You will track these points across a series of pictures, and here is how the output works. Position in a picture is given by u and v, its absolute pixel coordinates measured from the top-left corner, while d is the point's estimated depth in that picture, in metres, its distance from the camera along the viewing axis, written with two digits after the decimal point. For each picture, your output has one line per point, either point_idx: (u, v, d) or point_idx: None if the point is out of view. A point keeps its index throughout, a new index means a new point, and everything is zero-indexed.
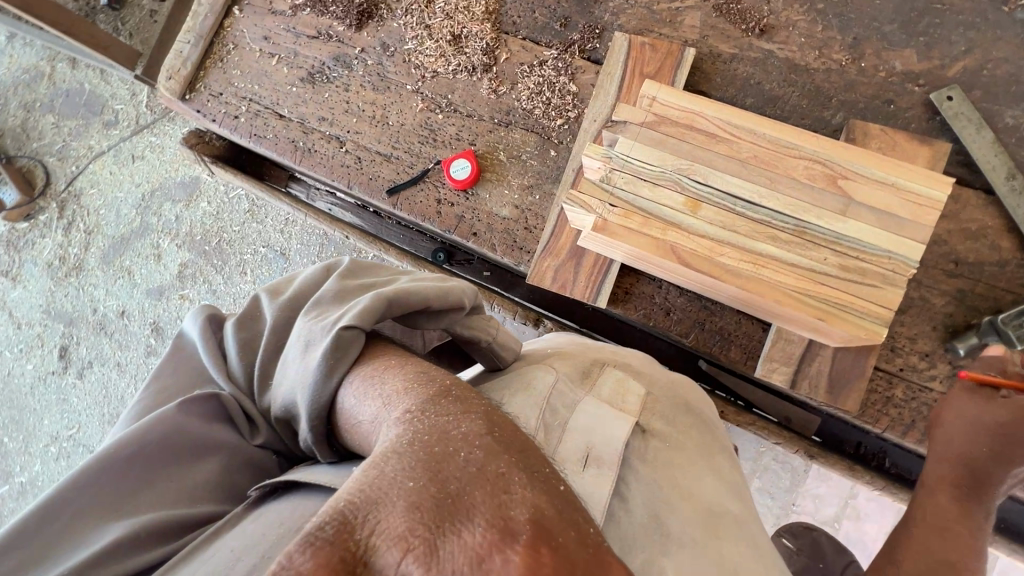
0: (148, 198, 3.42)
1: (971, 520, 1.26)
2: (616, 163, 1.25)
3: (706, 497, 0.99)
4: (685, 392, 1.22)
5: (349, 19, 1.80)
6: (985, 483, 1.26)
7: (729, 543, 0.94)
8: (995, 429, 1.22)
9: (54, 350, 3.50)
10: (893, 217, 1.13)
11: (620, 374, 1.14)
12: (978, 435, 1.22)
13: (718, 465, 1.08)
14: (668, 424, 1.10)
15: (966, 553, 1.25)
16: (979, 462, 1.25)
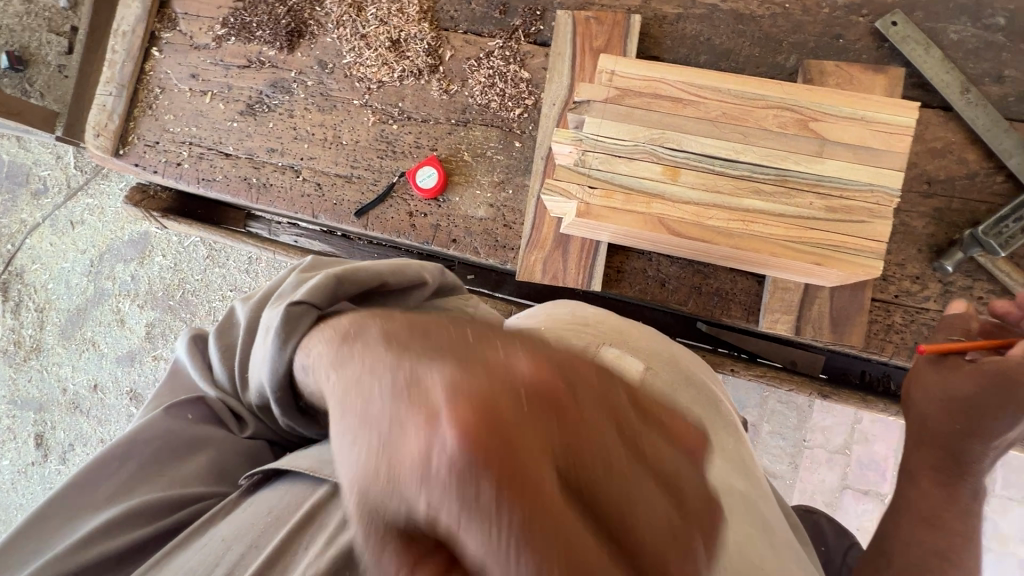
0: (99, 262, 3.23)
1: (958, 504, 1.14)
2: (588, 144, 1.22)
3: (717, 479, 0.81)
4: (683, 357, 1.02)
5: (279, 41, 1.71)
6: (965, 462, 1.13)
7: (732, 534, 0.79)
8: (962, 402, 1.10)
9: (29, 440, 3.30)
10: (868, 150, 1.13)
11: (616, 349, 0.90)
12: (945, 409, 1.13)
13: (721, 440, 0.90)
14: (672, 397, 0.88)
15: (959, 540, 1.12)
16: (954, 438, 1.13)
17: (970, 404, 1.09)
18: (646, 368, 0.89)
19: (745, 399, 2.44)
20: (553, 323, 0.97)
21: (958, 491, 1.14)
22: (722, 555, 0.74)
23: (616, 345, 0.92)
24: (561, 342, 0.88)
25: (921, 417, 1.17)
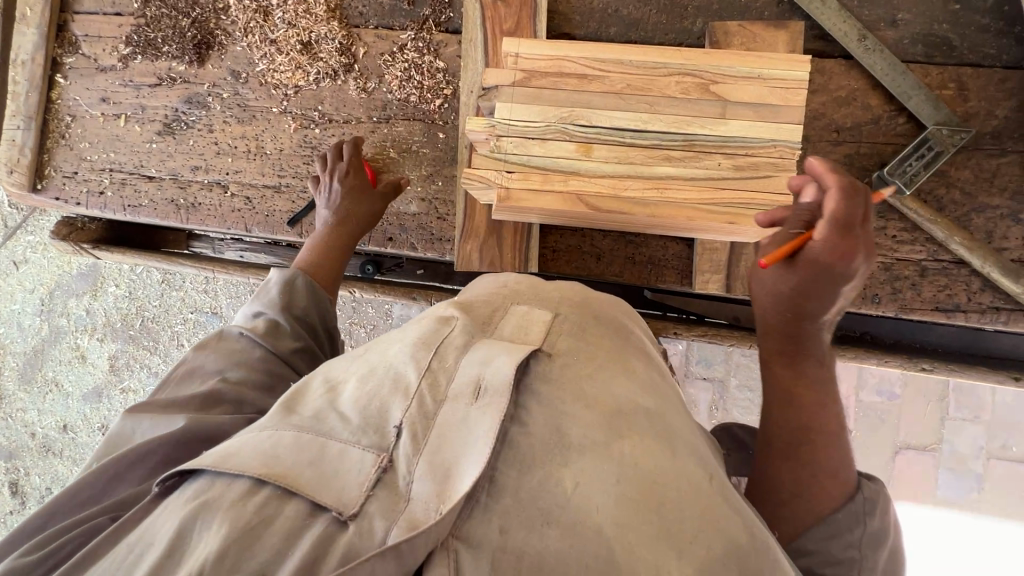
0: (49, 300, 3.12)
1: (811, 390, 1.05)
2: (500, 129, 1.23)
3: (618, 399, 0.77)
4: (598, 302, 1.01)
5: (187, 55, 1.66)
6: (808, 346, 1.05)
7: (638, 450, 0.71)
8: (796, 293, 0.99)
9: (4, 490, 3.23)
10: (767, 107, 1.16)
11: (523, 308, 0.91)
12: (779, 301, 1.03)
13: (632, 367, 0.86)
14: (575, 339, 0.87)
15: (824, 423, 1.04)
16: (794, 326, 1.04)
17: (802, 293, 0.98)
18: (551, 317, 0.89)
19: None
20: (468, 298, 0.98)
21: (805, 375, 1.06)
22: (621, 470, 0.68)
23: (525, 303, 0.93)
24: (468, 313, 0.90)
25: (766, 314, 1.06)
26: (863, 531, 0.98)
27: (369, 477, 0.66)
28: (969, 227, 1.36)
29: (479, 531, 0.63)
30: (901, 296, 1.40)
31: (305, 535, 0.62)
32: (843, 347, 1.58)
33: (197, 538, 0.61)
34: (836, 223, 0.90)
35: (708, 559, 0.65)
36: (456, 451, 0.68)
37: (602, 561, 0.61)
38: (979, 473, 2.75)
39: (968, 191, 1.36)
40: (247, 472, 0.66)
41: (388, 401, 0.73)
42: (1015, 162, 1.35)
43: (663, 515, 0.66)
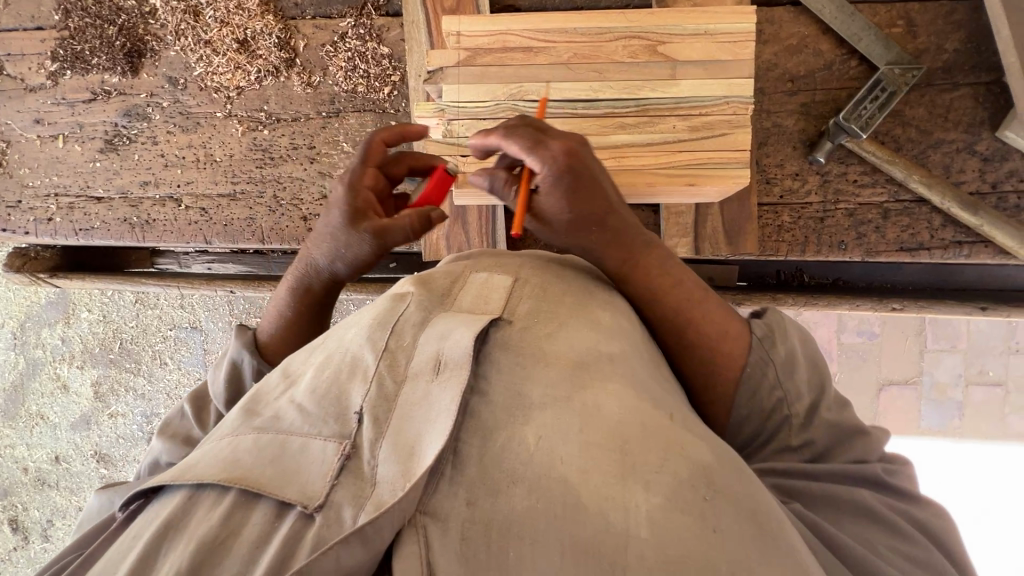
0: (21, 333, 3.04)
1: (667, 279, 0.98)
2: (450, 112, 1.20)
3: (578, 353, 0.79)
4: (559, 264, 1.00)
5: (119, 66, 1.59)
6: (633, 241, 0.99)
7: (599, 398, 0.72)
8: (574, 219, 0.97)
9: (4, 527, 3.19)
10: (717, 64, 1.14)
11: (483, 275, 0.91)
12: (577, 241, 0.99)
13: (595, 316, 0.87)
14: (538, 300, 0.88)
15: (696, 298, 0.98)
16: (604, 245, 0.98)
17: (581, 214, 0.96)
18: (511, 282, 0.90)
19: None
20: (431, 271, 0.98)
21: (648, 270, 0.99)
22: (583, 419, 0.69)
23: (484, 270, 0.94)
24: (426, 286, 0.90)
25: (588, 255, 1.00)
26: (777, 365, 0.93)
27: (332, 466, 0.66)
28: (927, 164, 1.37)
29: (447, 503, 0.62)
30: (866, 241, 1.41)
31: (273, 535, 0.61)
32: (817, 295, 1.60)
33: (163, 555, 0.61)
34: (527, 150, 0.96)
35: (677, 486, 0.65)
36: (420, 427, 0.68)
37: (569, 508, 0.61)
38: (959, 400, 2.85)
39: (923, 129, 1.36)
40: (208, 483, 0.66)
41: (348, 389, 0.74)
42: (967, 95, 1.35)
43: (628, 453, 0.67)
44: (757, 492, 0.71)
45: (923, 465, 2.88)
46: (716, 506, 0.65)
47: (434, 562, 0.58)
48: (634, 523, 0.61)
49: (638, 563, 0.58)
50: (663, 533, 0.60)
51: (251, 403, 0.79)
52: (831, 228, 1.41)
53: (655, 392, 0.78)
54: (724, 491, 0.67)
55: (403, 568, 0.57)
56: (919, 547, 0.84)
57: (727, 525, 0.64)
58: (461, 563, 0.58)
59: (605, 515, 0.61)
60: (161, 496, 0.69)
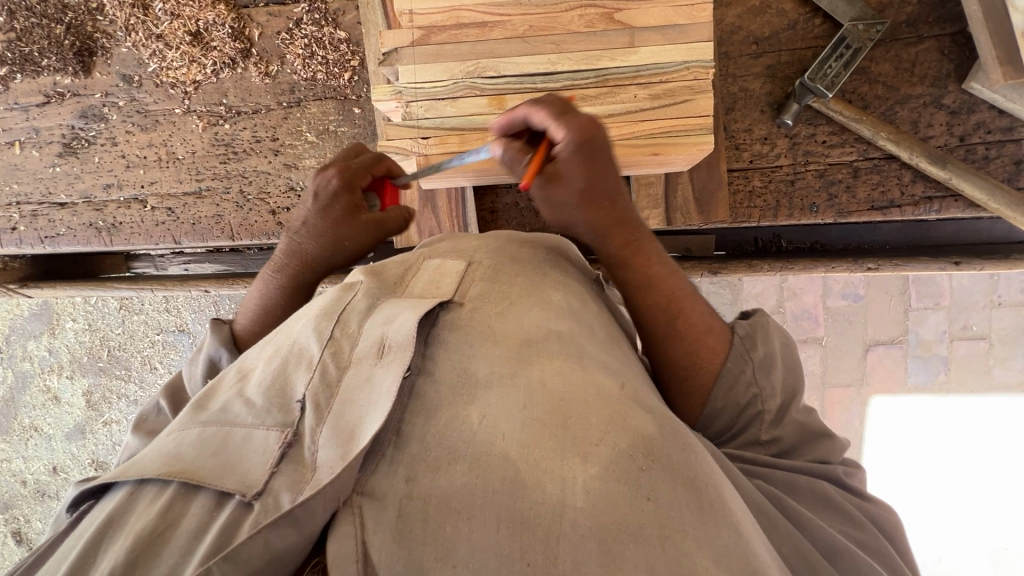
0: (7, 346, 3.01)
1: (659, 266, 1.02)
2: (407, 95, 1.18)
3: (528, 332, 0.84)
4: (515, 244, 1.06)
5: (70, 66, 1.54)
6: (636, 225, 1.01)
7: (544, 374, 0.76)
8: (589, 191, 0.94)
9: (9, 540, 3.20)
10: (675, 28, 1.12)
11: (436, 263, 0.98)
12: (579, 214, 0.97)
13: (547, 297, 0.93)
14: (488, 280, 0.94)
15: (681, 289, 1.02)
16: (609, 222, 0.98)
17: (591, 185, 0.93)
18: (465, 265, 0.98)
19: None
20: (381, 264, 1.05)
21: (643, 254, 1.01)
22: (528, 396, 0.73)
23: (438, 258, 1.01)
24: (376, 278, 0.96)
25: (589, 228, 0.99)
26: (754, 365, 0.99)
27: (273, 454, 0.69)
28: (895, 120, 1.36)
29: (385, 482, 0.65)
30: (837, 202, 1.40)
31: (211, 525, 0.63)
32: (794, 260, 1.60)
33: (104, 551, 0.63)
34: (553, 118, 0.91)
35: (617, 456, 0.68)
36: (360, 410, 0.72)
37: (507, 482, 0.64)
38: (944, 356, 2.88)
39: (889, 85, 1.35)
40: (151, 478, 0.68)
41: (295, 378, 0.78)
42: (933, 48, 1.33)
43: (570, 426, 0.70)
44: (695, 459, 0.74)
45: (911, 422, 2.92)
46: (654, 474, 0.68)
47: (368, 540, 0.60)
48: (570, 493, 0.64)
49: (571, 530, 0.61)
50: (598, 501, 0.64)
51: (201, 399, 0.83)
52: (803, 190, 1.41)
53: (602, 366, 0.83)
54: (664, 459, 0.71)
55: (337, 551, 0.59)
56: (872, 535, 0.91)
57: (663, 492, 0.67)
58: (395, 539, 0.60)
59: (542, 486, 0.64)
60: (106, 496, 0.72)
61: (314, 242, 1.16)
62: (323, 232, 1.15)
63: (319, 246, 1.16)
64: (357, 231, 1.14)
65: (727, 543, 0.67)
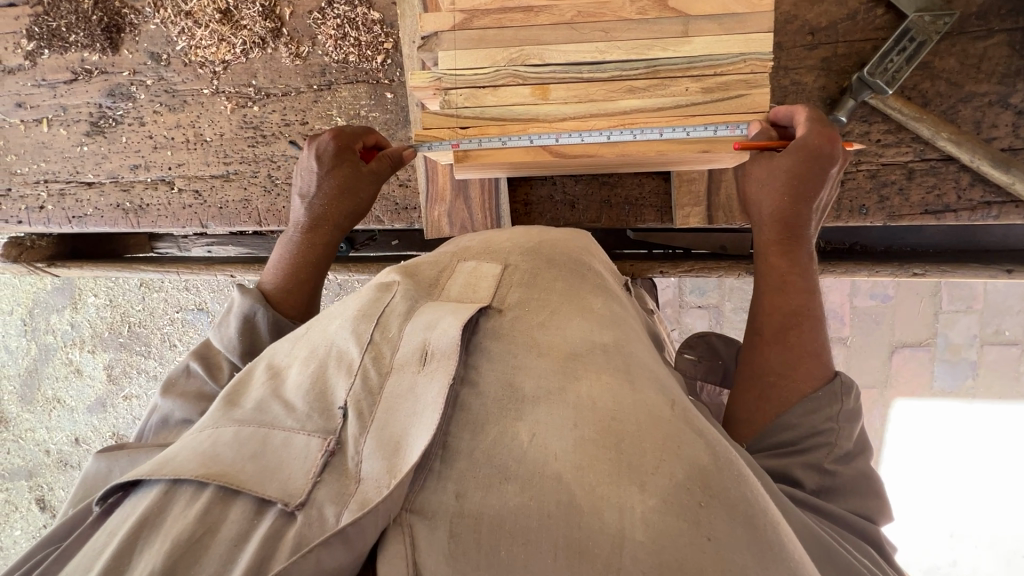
0: (31, 319, 3.04)
1: (795, 284, 1.06)
2: (446, 82, 1.14)
3: (573, 344, 0.80)
4: (551, 246, 1.03)
5: (98, 42, 1.51)
6: (805, 228, 1.08)
7: (594, 391, 0.73)
8: (791, 175, 1.04)
9: (32, 506, 3.28)
10: (733, 18, 1.05)
11: (472, 265, 0.96)
12: (776, 192, 1.06)
13: (589, 306, 0.90)
14: (527, 287, 0.91)
15: (804, 308, 1.05)
16: (791, 209, 1.07)
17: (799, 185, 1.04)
18: (500, 270, 0.95)
19: None
20: (414, 263, 1.02)
21: (799, 263, 1.07)
22: (578, 415, 0.70)
23: (473, 260, 0.99)
24: (413, 278, 0.94)
25: (768, 214, 1.08)
26: (842, 409, 0.95)
27: (315, 463, 0.69)
28: (956, 120, 1.29)
29: (434, 499, 0.65)
30: (889, 204, 1.34)
31: (253, 534, 0.63)
32: (835, 262, 1.54)
33: (140, 552, 0.62)
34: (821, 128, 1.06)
35: (674, 488, 0.65)
36: (406, 422, 0.71)
37: (563, 508, 0.63)
38: (974, 361, 2.80)
39: (954, 82, 1.27)
40: (185, 479, 0.67)
41: (336, 383, 0.77)
42: (1003, 43, 1.25)
43: (624, 452, 0.67)
44: (755, 488, 0.70)
45: (933, 426, 2.86)
46: (712, 510, 0.65)
47: (419, 559, 0.61)
48: (628, 525, 0.62)
49: (631, 565, 0.59)
50: (657, 534, 0.62)
51: (233, 395, 0.82)
52: (852, 191, 1.35)
53: (651, 381, 0.79)
54: (724, 492, 0.67)
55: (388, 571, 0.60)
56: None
57: (723, 530, 0.64)
58: (449, 561, 0.61)
59: (599, 515, 0.62)
60: (138, 491, 0.70)
61: (330, 203, 1.26)
62: (337, 193, 1.26)
63: (334, 202, 1.26)
64: (367, 186, 1.27)
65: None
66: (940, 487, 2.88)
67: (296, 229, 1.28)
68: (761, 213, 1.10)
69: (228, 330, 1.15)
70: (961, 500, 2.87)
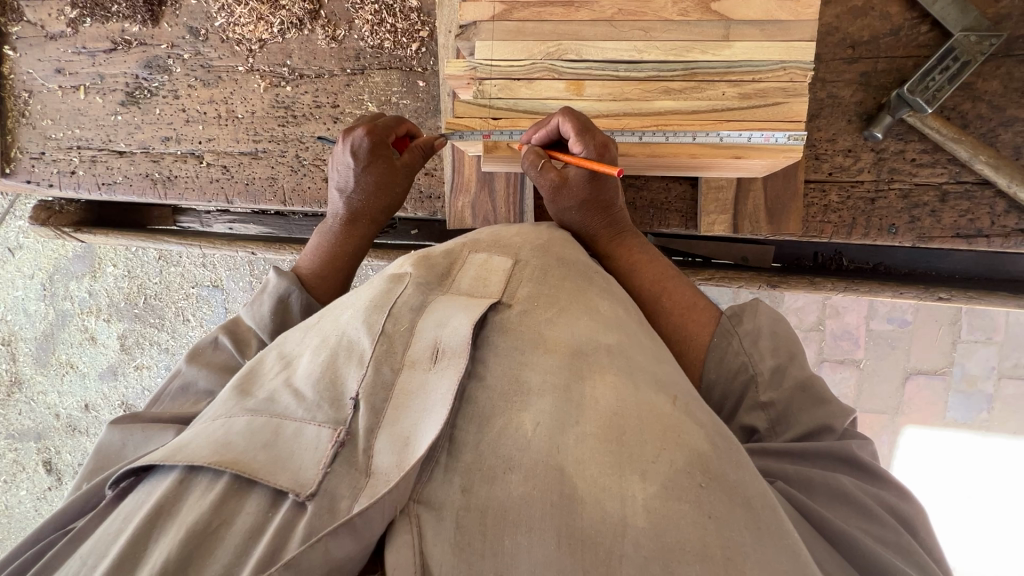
0: (51, 284, 3.09)
1: (643, 264, 1.18)
2: (481, 72, 1.13)
3: (577, 344, 0.85)
4: (561, 246, 1.06)
5: (139, 13, 1.53)
6: (619, 222, 1.21)
7: (597, 390, 0.78)
8: (592, 190, 1.16)
9: (38, 468, 3.33)
10: (776, 24, 1.04)
11: (482, 259, 1.00)
12: (588, 208, 1.18)
13: (595, 306, 0.93)
14: (537, 284, 0.96)
15: (662, 273, 1.17)
16: (604, 216, 1.19)
17: (591, 197, 1.17)
18: (511, 267, 0.99)
19: (719, 296, 2.52)
20: (428, 250, 1.07)
21: (632, 249, 1.20)
22: (581, 412, 0.75)
23: (484, 252, 1.03)
24: (425, 268, 0.98)
25: (583, 231, 1.21)
26: (739, 338, 1.05)
27: (325, 454, 0.72)
28: (995, 144, 1.26)
29: (442, 491, 0.70)
30: (920, 225, 1.32)
31: (268, 526, 0.66)
32: (858, 281, 1.52)
33: (156, 540, 0.65)
34: (577, 133, 1.05)
35: (674, 474, 0.69)
36: (416, 419, 0.75)
37: (565, 499, 0.67)
38: (989, 394, 2.74)
39: (996, 105, 1.25)
40: (201, 466, 0.70)
41: (347, 374, 0.81)
42: None
43: (625, 444, 0.72)
44: (753, 478, 0.74)
45: (941, 456, 2.80)
46: (711, 492, 0.69)
47: (427, 550, 0.65)
48: (630, 513, 0.66)
49: (633, 551, 0.63)
50: (660, 521, 0.65)
51: (244, 384, 0.86)
52: (883, 209, 1.33)
53: (653, 376, 0.83)
54: (722, 476, 0.71)
55: (396, 558, 0.64)
56: (891, 530, 0.82)
57: (722, 511, 0.68)
58: (455, 550, 0.64)
59: (601, 505, 0.66)
60: (153, 478, 0.74)
61: (368, 198, 1.30)
62: (375, 188, 1.29)
63: (371, 196, 1.30)
64: (403, 180, 1.31)
65: (788, 564, 0.66)
66: (945, 519, 2.81)
67: (333, 219, 1.32)
68: (581, 233, 1.22)
69: (260, 308, 1.18)
70: (965, 533, 2.81)
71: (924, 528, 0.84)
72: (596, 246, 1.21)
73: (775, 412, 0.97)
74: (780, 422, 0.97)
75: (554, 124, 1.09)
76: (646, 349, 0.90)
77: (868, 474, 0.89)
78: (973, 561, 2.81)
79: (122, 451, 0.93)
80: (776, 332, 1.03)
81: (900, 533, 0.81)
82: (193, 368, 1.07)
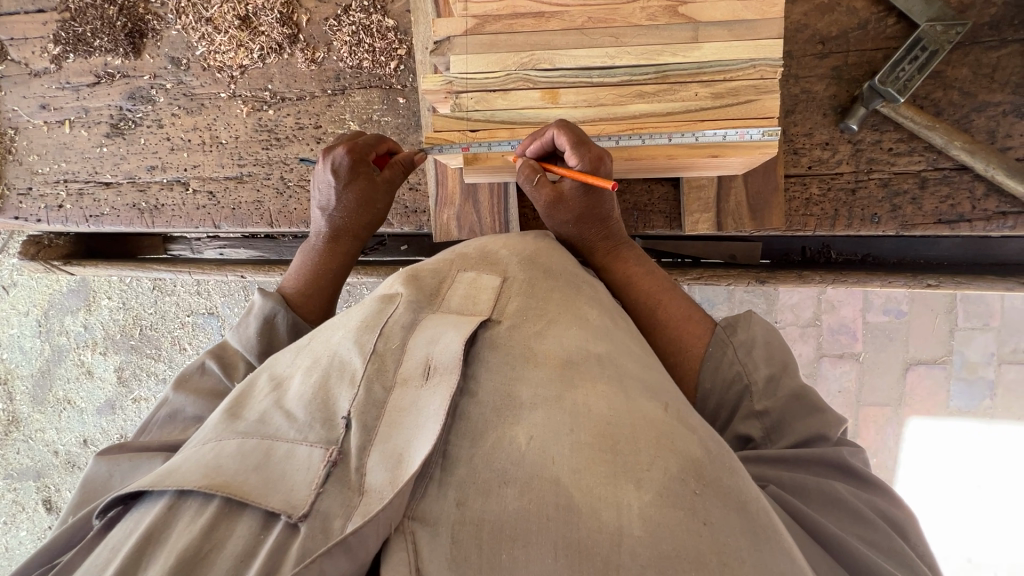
0: (45, 321, 3.08)
1: (639, 278, 1.19)
2: (457, 86, 1.15)
3: (569, 354, 0.85)
4: (548, 256, 1.07)
5: (122, 47, 1.56)
6: (615, 237, 1.21)
7: (589, 399, 0.77)
8: (587, 206, 1.17)
9: (39, 507, 3.29)
10: (742, 24, 1.07)
11: (472, 275, 1.01)
12: (584, 223, 1.20)
13: (586, 315, 0.93)
14: (526, 298, 0.96)
15: (658, 287, 1.17)
16: (601, 231, 1.20)
17: (586, 211, 1.18)
18: (500, 281, 0.99)
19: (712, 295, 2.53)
20: (417, 267, 1.07)
21: (628, 264, 1.20)
22: (574, 421, 0.74)
23: (472, 269, 1.03)
24: (415, 286, 0.98)
25: (579, 243, 1.22)
26: (734, 348, 1.04)
27: (318, 474, 0.71)
28: (970, 129, 1.28)
29: (436, 507, 0.69)
30: (902, 213, 1.33)
31: (260, 549, 0.65)
32: (847, 272, 1.52)
33: (147, 566, 0.65)
34: (572, 146, 1.06)
35: (668, 481, 0.69)
36: (409, 436, 0.74)
37: (561, 511, 0.66)
38: (990, 380, 2.73)
39: (967, 91, 1.27)
40: (192, 490, 0.70)
41: (338, 394, 0.81)
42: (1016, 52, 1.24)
43: (620, 453, 0.71)
44: (749, 482, 0.74)
45: (948, 447, 2.78)
46: (707, 498, 0.69)
47: (423, 565, 0.64)
48: (627, 522, 0.65)
49: (630, 561, 0.62)
50: (656, 529, 0.65)
51: (235, 407, 0.85)
52: (864, 199, 1.34)
53: (646, 386, 0.83)
54: (717, 483, 0.70)
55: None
56: (884, 535, 0.81)
57: (718, 517, 0.67)
58: (450, 565, 0.64)
59: (597, 515, 0.65)
60: (143, 504, 0.73)
61: (351, 215, 1.31)
62: (357, 206, 1.30)
63: (352, 214, 1.30)
64: (384, 197, 1.32)
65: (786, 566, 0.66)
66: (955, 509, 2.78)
67: (317, 238, 1.33)
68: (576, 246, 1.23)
69: (247, 330, 1.17)
70: (976, 523, 2.78)
71: (917, 534, 0.83)
72: (593, 258, 1.23)
73: (771, 420, 0.97)
74: (776, 429, 0.96)
75: (549, 137, 1.09)
76: (639, 358, 0.90)
77: (861, 480, 0.89)
78: (987, 552, 2.77)
79: (110, 481, 0.92)
80: (770, 342, 1.03)
81: (892, 537, 0.81)
82: (179, 395, 1.06)
